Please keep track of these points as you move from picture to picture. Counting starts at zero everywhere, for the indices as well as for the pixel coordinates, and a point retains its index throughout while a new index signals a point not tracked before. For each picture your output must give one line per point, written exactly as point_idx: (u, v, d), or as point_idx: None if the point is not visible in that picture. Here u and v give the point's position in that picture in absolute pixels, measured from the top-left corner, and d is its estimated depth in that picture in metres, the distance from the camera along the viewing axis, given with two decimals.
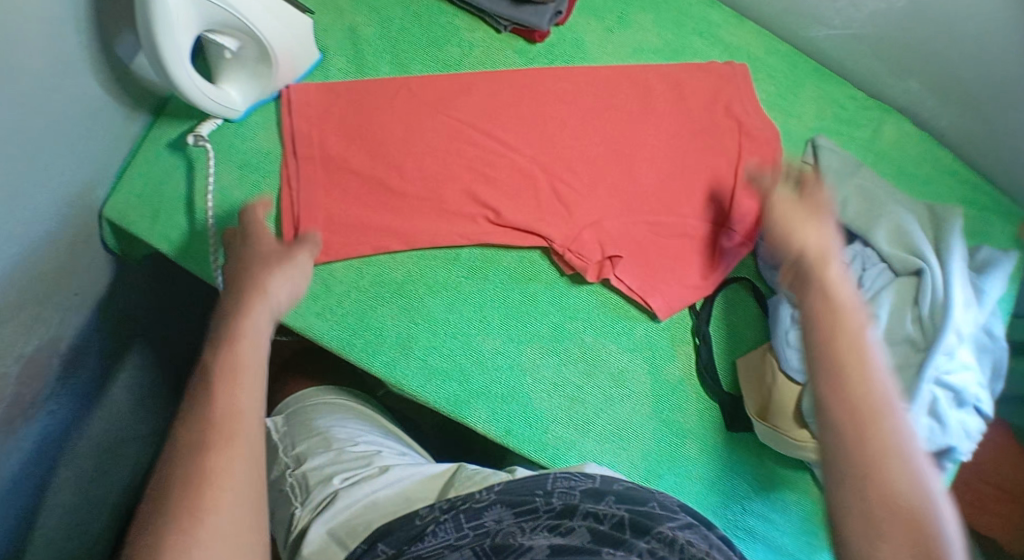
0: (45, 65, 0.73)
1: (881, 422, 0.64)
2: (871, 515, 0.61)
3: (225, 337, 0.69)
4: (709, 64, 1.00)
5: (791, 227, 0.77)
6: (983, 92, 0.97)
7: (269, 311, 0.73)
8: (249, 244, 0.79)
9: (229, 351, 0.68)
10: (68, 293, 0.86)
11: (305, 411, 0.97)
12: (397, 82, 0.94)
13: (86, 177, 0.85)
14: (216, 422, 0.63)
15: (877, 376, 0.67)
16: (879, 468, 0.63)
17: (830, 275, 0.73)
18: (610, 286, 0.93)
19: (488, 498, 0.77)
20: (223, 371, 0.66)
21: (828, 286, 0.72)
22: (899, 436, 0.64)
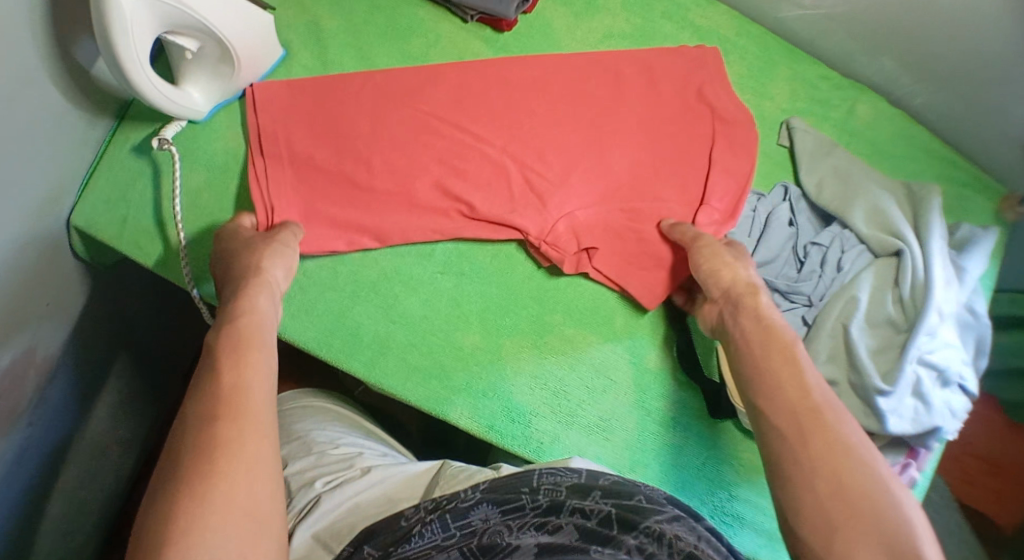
0: (0, 73, 0.71)
1: (825, 420, 0.70)
2: (827, 499, 0.65)
3: (233, 318, 0.72)
4: (673, 48, 0.98)
5: (720, 267, 0.84)
6: (956, 67, 0.96)
7: (269, 293, 0.77)
8: (224, 238, 0.81)
9: (234, 331, 0.71)
10: (40, 304, 0.83)
11: (284, 417, 0.96)
12: (360, 77, 0.92)
13: (50, 187, 0.82)
14: (228, 395, 0.65)
15: (813, 382, 0.73)
16: (836, 458, 0.67)
17: (759, 305, 0.80)
18: (587, 278, 0.92)
19: (474, 496, 0.76)
20: (233, 349, 0.69)
21: (758, 309, 0.80)
22: (842, 431, 0.69)
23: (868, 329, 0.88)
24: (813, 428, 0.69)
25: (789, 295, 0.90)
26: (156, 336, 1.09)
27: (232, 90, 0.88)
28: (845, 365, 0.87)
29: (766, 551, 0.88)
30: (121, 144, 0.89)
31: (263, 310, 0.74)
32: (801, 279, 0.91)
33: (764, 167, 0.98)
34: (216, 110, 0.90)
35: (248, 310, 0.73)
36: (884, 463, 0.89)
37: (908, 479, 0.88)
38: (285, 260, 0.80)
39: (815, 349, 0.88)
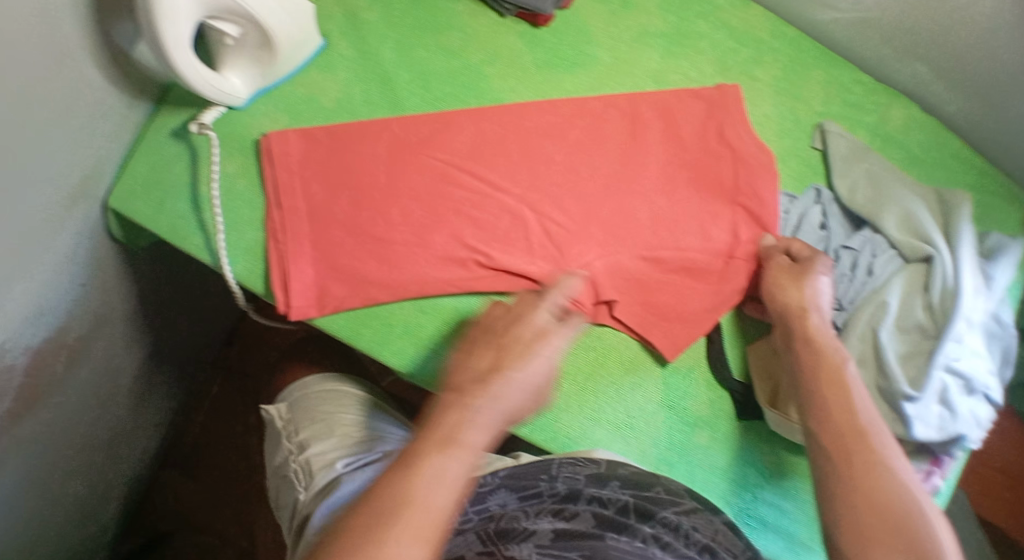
0: (45, 49, 0.71)
1: (865, 439, 0.75)
2: (861, 524, 0.70)
3: (460, 413, 0.73)
4: (694, 88, 0.97)
5: (776, 291, 0.85)
6: (993, 75, 0.96)
7: (509, 390, 0.77)
8: (509, 316, 0.83)
9: (455, 433, 0.72)
10: (74, 283, 0.84)
11: (307, 397, 0.96)
12: (392, 119, 0.91)
13: (89, 168, 0.83)
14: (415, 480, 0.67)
15: (858, 404, 0.77)
16: (870, 497, 0.71)
17: (808, 327, 0.82)
18: (609, 326, 0.90)
19: (493, 482, 0.79)
20: (433, 453, 0.69)
21: (810, 335, 0.82)
22: (879, 458, 0.73)
23: (897, 334, 0.88)
24: (854, 454, 0.74)
25: None
26: (189, 317, 1.10)
27: (270, 76, 0.89)
28: (874, 370, 0.87)
29: (784, 554, 0.89)
30: (159, 127, 0.90)
31: (489, 409, 0.75)
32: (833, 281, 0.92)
33: (796, 169, 0.98)
34: (254, 96, 0.91)
35: (466, 413, 0.74)
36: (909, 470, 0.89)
37: (931, 486, 0.89)
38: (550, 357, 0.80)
39: (845, 352, 0.88)
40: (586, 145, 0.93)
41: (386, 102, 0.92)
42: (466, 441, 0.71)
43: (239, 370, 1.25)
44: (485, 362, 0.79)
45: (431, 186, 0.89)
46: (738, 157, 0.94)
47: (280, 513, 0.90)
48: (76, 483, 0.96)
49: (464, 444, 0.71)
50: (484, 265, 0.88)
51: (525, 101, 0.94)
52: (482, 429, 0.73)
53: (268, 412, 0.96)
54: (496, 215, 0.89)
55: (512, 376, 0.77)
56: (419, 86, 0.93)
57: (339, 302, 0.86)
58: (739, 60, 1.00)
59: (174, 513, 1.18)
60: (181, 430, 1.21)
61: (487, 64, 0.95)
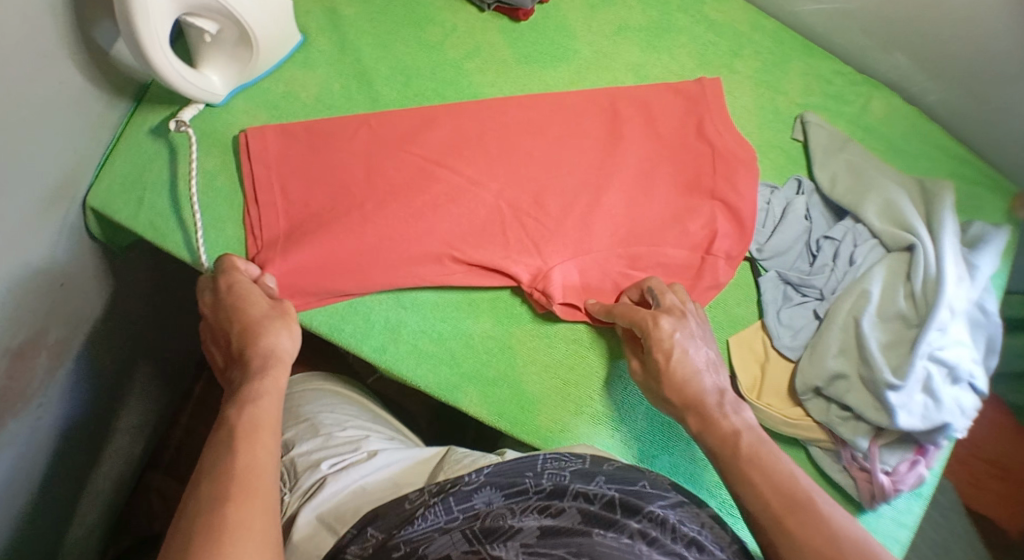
0: (24, 47, 0.71)
1: (755, 463, 0.74)
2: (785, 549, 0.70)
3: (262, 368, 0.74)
4: (675, 82, 0.97)
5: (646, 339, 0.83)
6: (973, 63, 0.96)
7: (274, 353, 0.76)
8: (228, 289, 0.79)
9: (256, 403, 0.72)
10: (53, 282, 0.83)
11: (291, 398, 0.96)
12: (371, 114, 0.91)
13: (68, 167, 0.83)
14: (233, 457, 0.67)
15: (751, 436, 0.76)
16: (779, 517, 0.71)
17: (679, 375, 0.81)
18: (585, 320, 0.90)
19: (477, 480, 0.76)
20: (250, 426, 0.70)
21: (675, 379, 0.81)
22: (775, 480, 0.73)
23: (879, 323, 0.88)
24: (754, 477, 0.73)
25: (801, 288, 0.92)
26: (174, 316, 1.11)
27: (249, 74, 0.89)
28: (855, 359, 0.87)
29: None
30: (139, 126, 0.89)
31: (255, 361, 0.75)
32: (813, 272, 0.92)
33: (778, 161, 0.98)
34: (233, 93, 0.90)
35: (235, 381, 0.75)
36: (893, 460, 0.88)
37: (917, 475, 0.88)
38: (262, 309, 0.78)
39: (827, 341, 0.88)
40: (566, 140, 0.93)
41: (365, 98, 0.92)
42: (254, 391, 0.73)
43: None
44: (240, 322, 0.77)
45: (411, 182, 0.89)
46: (719, 149, 0.94)
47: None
48: (59, 486, 0.96)
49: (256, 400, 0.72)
50: (463, 261, 0.88)
51: (505, 96, 0.94)
52: (264, 375, 0.74)
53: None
54: (475, 211, 0.89)
55: (250, 328, 0.77)
56: (399, 81, 0.93)
57: (315, 298, 0.85)
58: (719, 53, 1.00)
59: (159, 514, 1.18)
60: (164, 432, 1.22)
61: (467, 59, 0.95)
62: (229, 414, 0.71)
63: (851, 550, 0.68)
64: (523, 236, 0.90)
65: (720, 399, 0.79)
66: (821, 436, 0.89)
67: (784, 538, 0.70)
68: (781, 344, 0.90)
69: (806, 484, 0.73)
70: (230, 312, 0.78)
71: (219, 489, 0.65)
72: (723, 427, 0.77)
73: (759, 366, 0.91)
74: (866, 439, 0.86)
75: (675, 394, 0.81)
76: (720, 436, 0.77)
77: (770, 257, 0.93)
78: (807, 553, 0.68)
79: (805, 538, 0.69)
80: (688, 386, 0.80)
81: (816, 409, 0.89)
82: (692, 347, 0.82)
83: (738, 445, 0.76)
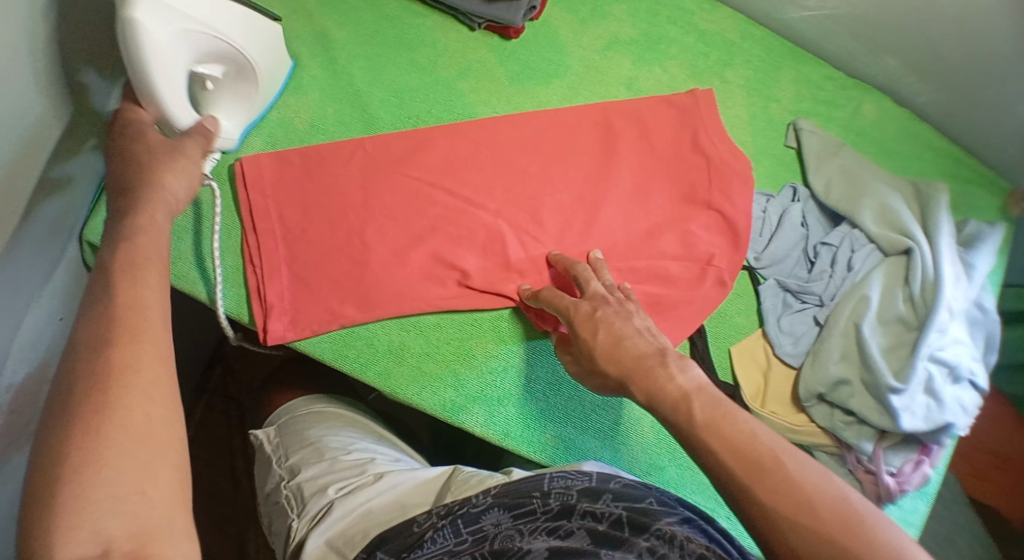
0: (11, 88, 0.70)
1: (723, 420, 0.69)
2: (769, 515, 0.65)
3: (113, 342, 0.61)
4: (667, 95, 0.97)
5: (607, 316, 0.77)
6: (963, 65, 0.96)
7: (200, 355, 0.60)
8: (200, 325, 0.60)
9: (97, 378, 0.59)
10: (51, 318, 0.83)
11: (295, 421, 0.94)
12: (366, 138, 0.91)
13: (62, 201, 0.82)
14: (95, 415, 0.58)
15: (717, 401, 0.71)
16: (756, 480, 0.66)
17: (635, 351, 0.75)
18: None
19: (486, 501, 0.77)
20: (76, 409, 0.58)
21: (622, 354, 0.75)
22: (745, 438, 0.68)
23: (879, 327, 0.88)
24: (724, 432, 0.69)
25: (800, 295, 0.92)
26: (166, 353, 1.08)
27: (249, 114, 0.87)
28: (857, 364, 0.87)
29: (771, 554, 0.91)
30: None
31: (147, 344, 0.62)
32: (812, 279, 0.92)
33: (772, 168, 0.99)
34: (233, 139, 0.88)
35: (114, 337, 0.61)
36: (898, 461, 0.88)
37: (922, 475, 0.88)
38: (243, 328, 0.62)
39: (828, 348, 0.88)
40: (560, 156, 0.93)
41: (359, 122, 0.92)
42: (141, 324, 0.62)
43: (223, 394, 1.24)
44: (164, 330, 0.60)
45: (407, 205, 0.89)
46: (715, 160, 0.95)
47: (274, 541, 0.87)
48: None
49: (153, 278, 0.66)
50: (465, 285, 0.88)
51: (499, 116, 0.94)
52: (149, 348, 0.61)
53: (258, 436, 0.94)
54: (472, 231, 0.90)
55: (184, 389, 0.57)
56: (391, 104, 0.93)
57: (315, 325, 0.85)
58: (710, 62, 1.01)
59: None
60: None
61: (459, 79, 0.95)
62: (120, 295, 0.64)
63: (825, 510, 0.64)
64: (521, 255, 0.90)
65: (663, 359, 0.74)
66: (825, 439, 0.90)
67: (756, 507, 0.65)
68: (782, 352, 0.91)
69: (769, 442, 0.68)
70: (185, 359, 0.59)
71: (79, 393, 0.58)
72: (670, 391, 0.72)
73: (761, 375, 0.92)
74: (871, 442, 0.87)
75: (612, 363, 0.75)
76: (672, 404, 0.71)
77: (767, 265, 0.93)
78: (783, 520, 0.64)
79: (777, 505, 0.65)
80: (625, 356, 0.75)
81: (820, 415, 0.89)
82: (617, 317, 0.77)
83: (693, 411, 0.70)
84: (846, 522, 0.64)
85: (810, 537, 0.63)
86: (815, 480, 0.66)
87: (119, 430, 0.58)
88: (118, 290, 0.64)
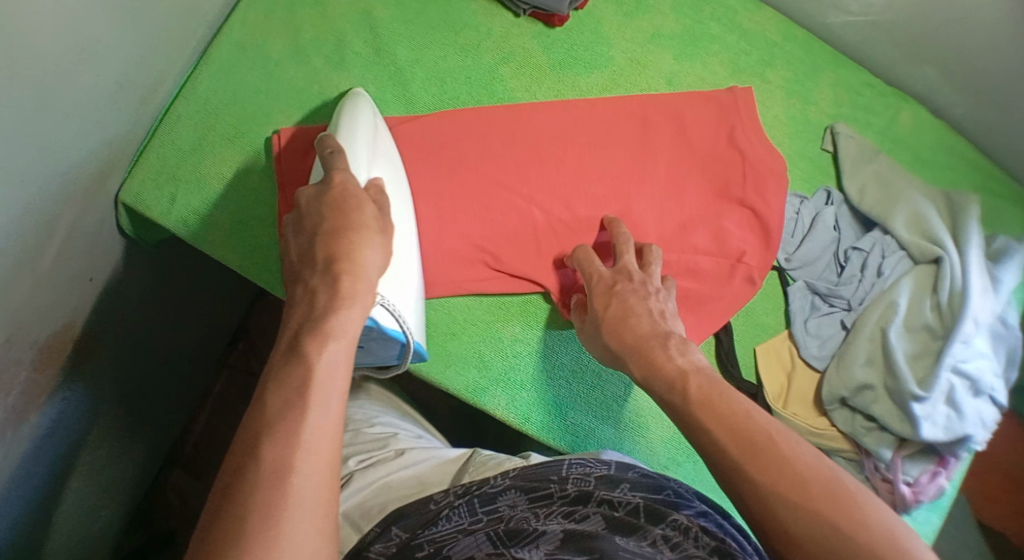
0: (60, 43, 0.71)
1: (721, 395, 0.68)
2: (763, 492, 0.62)
3: (291, 368, 0.62)
4: (707, 92, 0.98)
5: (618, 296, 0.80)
6: (1002, 79, 0.96)
7: (331, 389, 0.62)
8: (310, 311, 0.66)
9: (272, 404, 0.60)
10: (83, 277, 0.83)
11: None
12: (406, 116, 0.91)
13: (103, 160, 0.83)
14: (277, 432, 0.59)
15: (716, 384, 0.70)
16: (744, 452, 0.64)
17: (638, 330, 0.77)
18: None
19: (502, 483, 0.76)
20: (291, 416, 0.60)
21: (623, 332, 0.77)
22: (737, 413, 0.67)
23: (905, 334, 0.88)
24: (721, 407, 0.67)
25: (828, 298, 0.92)
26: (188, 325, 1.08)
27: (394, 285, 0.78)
28: (881, 371, 0.87)
29: None
30: (173, 121, 0.89)
31: (316, 385, 0.62)
32: (841, 283, 0.93)
33: (806, 171, 0.99)
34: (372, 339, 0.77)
35: (288, 376, 0.62)
36: (915, 471, 0.87)
37: (938, 487, 0.87)
38: (349, 333, 0.65)
39: (853, 352, 0.88)
40: (597, 146, 0.94)
41: (400, 101, 0.93)
42: (331, 385, 0.62)
43: (243, 369, 1.23)
44: (314, 350, 0.63)
45: (443, 184, 0.89)
46: (751, 158, 0.95)
47: None
48: (83, 490, 0.94)
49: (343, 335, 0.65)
50: (496, 268, 0.89)
51: (540, 102, 0.95)
52: (340, 355, 0.64)
53: None
54: (506, 214, 0.90)
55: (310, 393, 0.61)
56: (433, 84, 0.94)
57: None
58: (751, 63, 1.01)
59: (177, 511, 1.16)
60: (185, 428, 1.19)
61: (501, 64, 0.96)
62: (308, 348, 0.63)
63: (820, 493, 0.61)
64: (553, 242, 0.90)
65: (664, 341, 0.75)
66: (843, 444, 0.90)
67: (749, 484, 0.63)
68: (808, 354, 0.91)
69: (764, 423, 0.66)
70: (304, 346, 0.64)
71: (264, 417, 0.60)
72: (668, 370, 0.72)
73: (785, 377, 0.92)
74: (889, 450, 0.87)
75: (615, 339, 0.78)
76: (667, 383, 0.72)
77: (798, 267, 0.94)
78: (775, 502, 0.61)
79: (769, 484, 0.62)
80: (626, 332, 0.77)
81: (840, 420, 0.89)
82: (634, 295, 0.79)
83: (687, 390, 0.70)
84: (832, 496, 0.61)
85: (802, 516, 0.60)
86: (808, 459, 0.63)
87: (302, 492, 0.57)
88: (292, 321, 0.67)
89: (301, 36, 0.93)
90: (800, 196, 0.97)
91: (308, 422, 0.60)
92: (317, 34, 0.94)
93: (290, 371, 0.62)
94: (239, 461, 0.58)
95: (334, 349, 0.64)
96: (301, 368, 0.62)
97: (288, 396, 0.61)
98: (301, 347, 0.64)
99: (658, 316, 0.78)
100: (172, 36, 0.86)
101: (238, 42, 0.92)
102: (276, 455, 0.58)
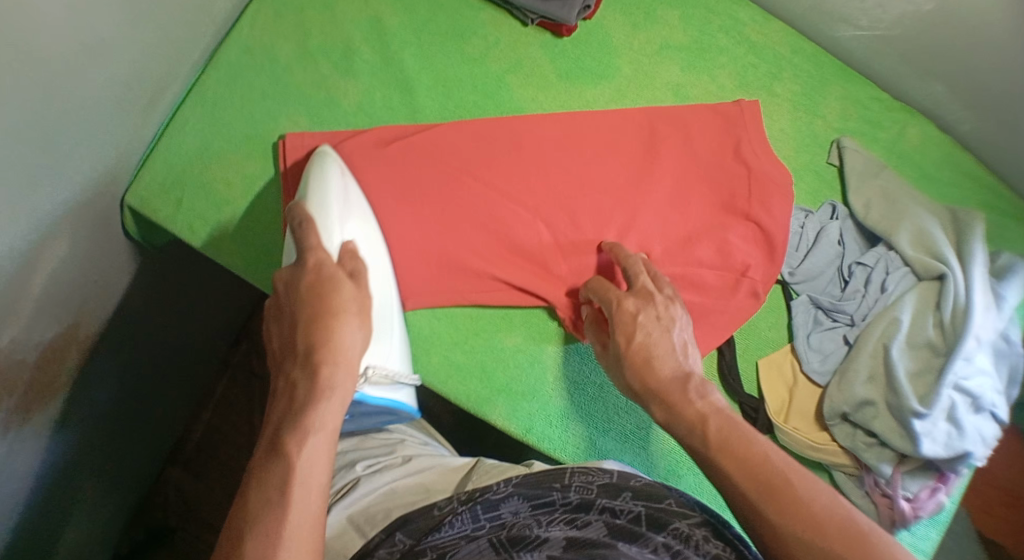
0: (67, 48, 0.71)
1: (742, 442, 0.68)
2: (783, 534, 0.63)
3: (275, 451, 0.66)
4: (715, 104, 0.98)
5: (639, 328, 0.77)
6: (1009, 97, 0.96)
7: (310, 462, 0.65)
8: (289, 406, 0.69)
9: (259, 482, 0.64)
10: (89, 280, 0.83)
11: None
12: (411, 124, 0.92)
13: (110, 164, 0.83)
14: (263, 509, 0.62)
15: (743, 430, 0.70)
16: (762, 493, 0.65)
17: (645, 356, 0.76)
18: None
19: (506, 490, 0.75)
20: (271, 496, 0.63)
21: (645, 370, 0.76)
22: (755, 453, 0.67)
23: (907, 351, 0.88)
24: (740, 450, 0.68)
25: (832, 313, 0.93)
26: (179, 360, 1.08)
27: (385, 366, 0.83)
28: (883, 387, 0.87)
29: None
30: (180, 125, 0.89)
31: (301, 463, 0.65)
32: (844, 298, 0.93)
33: (811, 185, 0.99)
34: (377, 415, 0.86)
35: (273, 465, 0.65)
36: (914, 487, 0.87)
37: (937, 503, 0.86)
38: (329, 424, 0.68)
39: (856, 368, 0.88)
40: (603, 157, 0.94)
41: (407, 108, 0.93)
42: (312, 464, 0.65)
43: (247, 369, 1.23)
44: (293, 433, 0.67)
45: (447, 193, 0.89)
46: (757, 171, 0.95)
47: None
48: (84, 487, 0.94)
49: (324, 426, 0.68)
50: (498, 279, 0.89)
51: (546, 112, 0.95)
52: (320, 437, 0.67)
53: None
54: (511, 225, 0.90)
55: (292, 470, 0.64)
56: (440, 92, 0.94)
57: None
58: (759, 75, 1.01)
59: (176, 510, 1.15)
60: (186, 428, 1.19)
61: (509, 73, 0.96)
62: (289, 435, 0.66)
63: (833, 533, 0.62)
64: (557, 252, 0.90)
65: (685, 386, 0.74)
66: (845, 459, 0.90)
67: (768, 527, 0.63)
68: (810, 368, 0.91)
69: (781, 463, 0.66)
70: (290, 429, 0.67)
71: (251, 499, 0.63)
72: (689, 413, 0.72)
73: (788, 390, 0.92)
74: (889, 466, 0.87)
75: (639, 377, 0.76)
76: (688, 425, 0.71)
77: (802, 281, 0.94)
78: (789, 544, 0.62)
79: (787, 527, 0.63)
80: (651, 369, 0.76)
81: (841, 435, 0.89)
82: (656, 328, 0.77)
83: (707, 436, 0.70)
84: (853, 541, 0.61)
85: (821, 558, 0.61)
86: (827, 502, 0.63)
87: None
88: (274, 414, 0.70)
89: (309, 42, 0.93)
90: (804, 209, 0.97)
91: (294, 499, 0.63)
92: (325, 40, 0.94)
93: (277, 455, 0.65)
94: (226, 544, 0.62)
95: (313, 437, 0.67)
96: (283, 452, 0.66)
97: (269, 488, 0.64)
98: (282, 435, 0.67)
99: (677, 354, 0.77)
100: (179, 41, 0.86)
101: (245, 46, 0.92)
102: (266, 529, 0.61)
